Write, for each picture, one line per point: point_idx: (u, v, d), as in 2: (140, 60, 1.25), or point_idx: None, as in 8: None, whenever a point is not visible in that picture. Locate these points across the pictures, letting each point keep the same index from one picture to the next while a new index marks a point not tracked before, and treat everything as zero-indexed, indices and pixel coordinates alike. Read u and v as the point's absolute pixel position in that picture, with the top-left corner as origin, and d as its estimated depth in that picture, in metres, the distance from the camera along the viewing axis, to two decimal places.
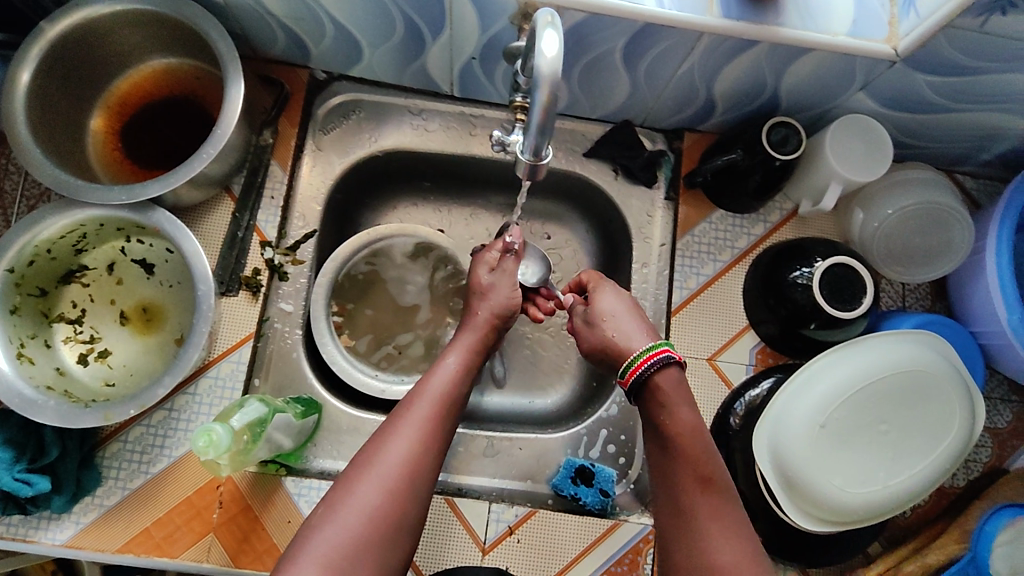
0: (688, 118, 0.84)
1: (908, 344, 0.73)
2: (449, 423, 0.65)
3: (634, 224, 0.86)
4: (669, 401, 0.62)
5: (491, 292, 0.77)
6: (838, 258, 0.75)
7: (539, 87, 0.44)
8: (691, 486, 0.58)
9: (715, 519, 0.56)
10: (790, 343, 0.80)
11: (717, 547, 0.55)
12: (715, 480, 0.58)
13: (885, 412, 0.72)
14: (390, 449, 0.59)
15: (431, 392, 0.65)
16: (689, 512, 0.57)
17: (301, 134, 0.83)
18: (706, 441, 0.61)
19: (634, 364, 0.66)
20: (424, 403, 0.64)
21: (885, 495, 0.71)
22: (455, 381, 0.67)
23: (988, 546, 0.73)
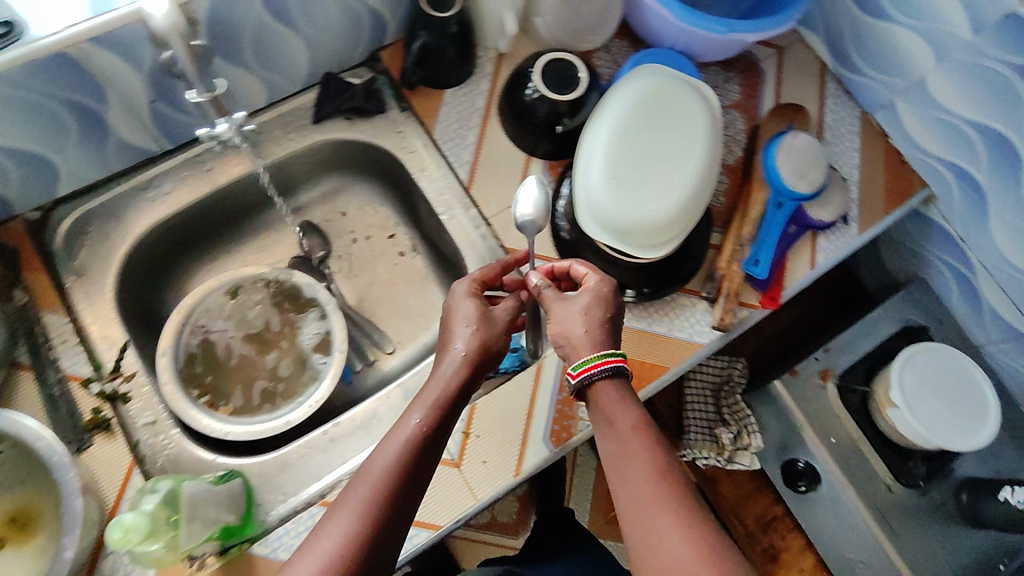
0: (371, 40, 0.91)
1: (631, 84, 0.88)
2: (411, 499, 0.59)
3: (393, 145, 0.93)
4: (616, 403, 0.65)
5: (461, 325, 0.70)
6: (546, 58, 0.86)
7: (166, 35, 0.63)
8: (647, 483, 0.59)
9: (669, 520, 0.57)
10: (562, 147, 0.91)
11: (674, 541, 0.55)
12: (663, 477, 0.60)
13: (647, 143, 0.84)
14: (322, 542, 0.54)
15: (383, 469, 0.58)
16: (638, 500, 0.59)
17: (53, 274, 0.80)
18: (649, 436, 0.63)
19: (585, 365, 0.66)
20: (358, 494, 0.57)
21: (691, 189, 0.83)
22: (406, 448, 0.60)
23: (777, 173, 0.88)
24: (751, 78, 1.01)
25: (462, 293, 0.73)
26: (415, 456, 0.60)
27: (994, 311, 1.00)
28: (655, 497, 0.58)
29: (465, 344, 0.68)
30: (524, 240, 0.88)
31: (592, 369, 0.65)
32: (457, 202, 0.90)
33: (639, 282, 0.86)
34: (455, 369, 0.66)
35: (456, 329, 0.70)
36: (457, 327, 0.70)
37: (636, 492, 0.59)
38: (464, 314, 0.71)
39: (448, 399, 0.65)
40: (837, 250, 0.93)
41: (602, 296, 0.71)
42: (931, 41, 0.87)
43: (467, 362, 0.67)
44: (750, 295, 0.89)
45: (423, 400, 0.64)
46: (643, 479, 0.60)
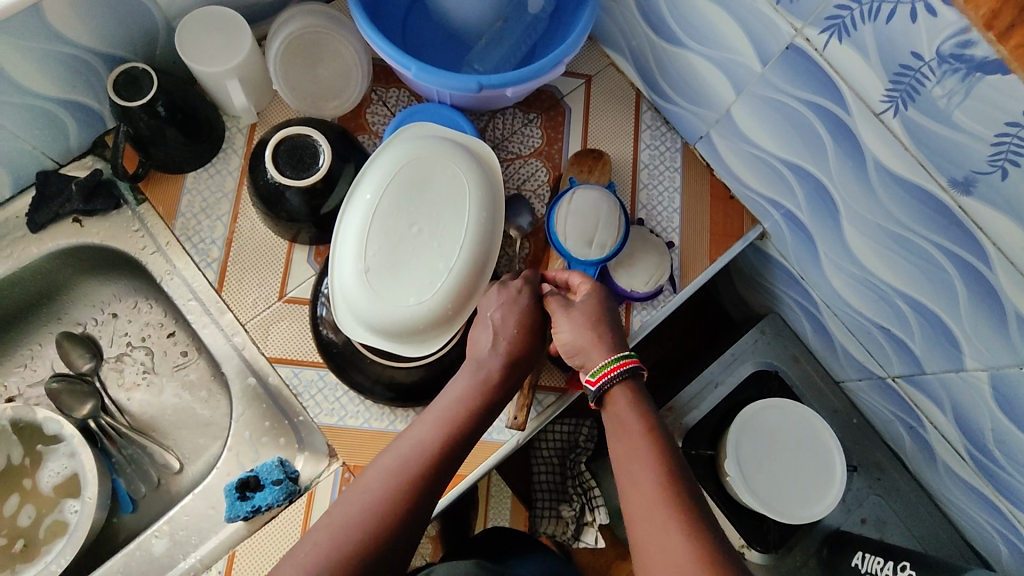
0: (85, 128, 0.79)
1: (389, 153, 0.75)
2: (452, 461, 0.59)
3: (133, 248, 0.81)
4: (622, 406, 0.61)
5: (490, 311, 0.67)
6: (278, 134, 0.74)
7: None
8: (647, 488, 0.54)
9: (669, 516, 0.52)
10: (325, 231, 0.79)
11: (663, 549, 0.51)
12: (653, 494, 0.54)
13: (409, 223, 0.72)
14: (340, 514, 0.54)
15: (419, 445, 0.59)
16: (640, 509, 0.54)
17: None
18: (651, 446, 0.57)
19: (603, 368, 0.62)
20: (434, 417, 0.61)
21: (459, 275, 0.72)
22: (477, 387, 0.63)
23: (559, 240, 0.77)
24: (555, 118, 0.89)
25: (509, 287, 0.69)
26: (453, 429, 0.60)
27: (847, 351, 0.90)
28: (645, 514, 0.53)
29: (496, 347, 0.65)
30: (286, 346, 0.77)
31: (611, 371, 0.61)
32: (207, 309, 0.79)
33: (435, 383, 0.75)
34: (491, 364, 0.64)
35: (489, 325, 0.66)
36: (491, 320, 0.66)
37: (642, 490, 0.55)
38: (497, 298, 0.68)
39: (487, 380, 0.64)
40: (655, 314, 0.82)
41: (603, 296, 0.67)
42: (726, 72, 0.75)
43: (499, 366, 0.64)
44: (555, 377, 0.80)
45: (484, 357, 0.65)
46: (649, 478, 0.55)
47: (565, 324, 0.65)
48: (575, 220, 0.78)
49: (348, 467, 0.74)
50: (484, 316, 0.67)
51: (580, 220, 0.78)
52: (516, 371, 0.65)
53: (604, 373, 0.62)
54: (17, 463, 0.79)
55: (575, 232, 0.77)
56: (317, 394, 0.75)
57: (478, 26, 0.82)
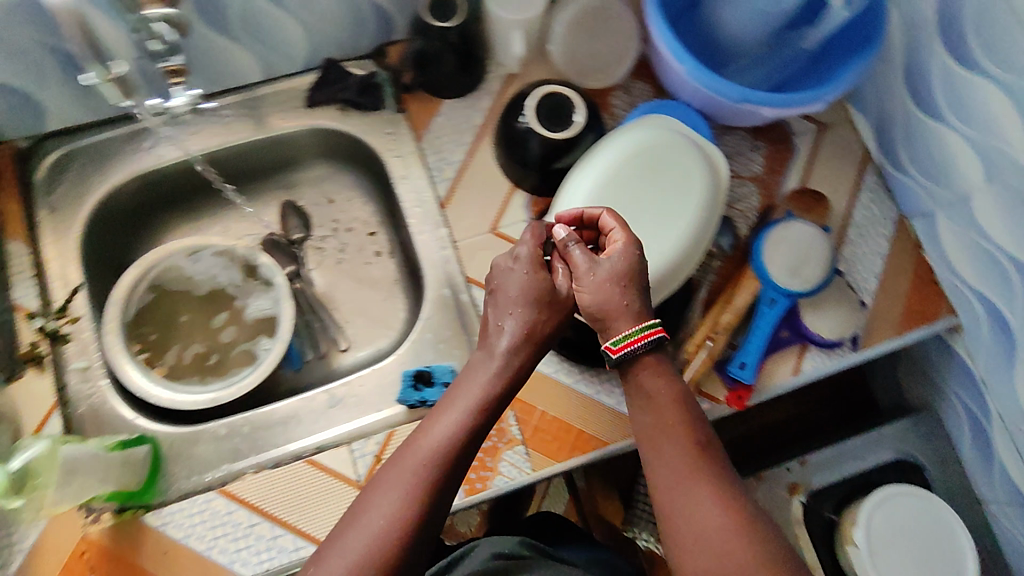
0: (378, 34, 0.90)
1: (632, 135, 0.81)
2: (469, 457, 0.60)
3: (381, 147, 0.91)
4: (655, 384, 0.62)
5: (511, 285, 0.66)
6: (545, 88, 0.83)
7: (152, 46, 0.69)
8: (674, 458, 0.58)
9: (704, 483, 0.56)
10: (550, 184, 0.86)
11: (704, 513, 0.55)
12: (682, 461, 0.57)
13: (631, 203, 0.78)
14: (369, 518, 0.55)
15: (427, 453, 0.58)
16: (668, 478, 0.57)
17: (27, 205, 0.83)
18: (677, 413, 0.60)
19: (626, 340, 0.62)
20: (458, 407, 0.61)
21: (665, 261, 0.76)
22: (500, 376, 0.63)
23: (762, 263, 0.81)
24: (782, 152, 0.91)
25: (519, 255, 0.68)
26: (477, 420, 0.61)
27: (1004, 469, 0.86)
28: (686, 521, 0.55)
29: (529, 328, 0.64)
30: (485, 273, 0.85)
31: (636, 343, 0.61)
32: (428, 219, 0.88)
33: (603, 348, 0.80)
34: (511, 354, 0.64)
35: (500, 318, 0.65)
36: (503, 316, 0.65)
37: (668, 462, 0.58)
38: (518, 280, 0.66)
39: (513, 365, 0.64)
40: (829, 364, 0.82)
41: (632, 258, 0.65)
42: (984, 158, 0.75)
43: (509, 356, 0.64)
44: (716, 387, 0.80)
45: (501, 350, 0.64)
46: (687, 478, 0.57)
47: (603, 271, 0.64)
48: (785, 247, 0.81)
49: (507, 397, 0.80)
50: (495, 313, 0.66)
51: (788, 248, 0.81)
52: (529, 355, 0.65)
53: (628, 342, 0.62)
54: (235, 285, 0.89)
55: (784, 258, 0.81)
56: None
57: (746, 46, 0.86)
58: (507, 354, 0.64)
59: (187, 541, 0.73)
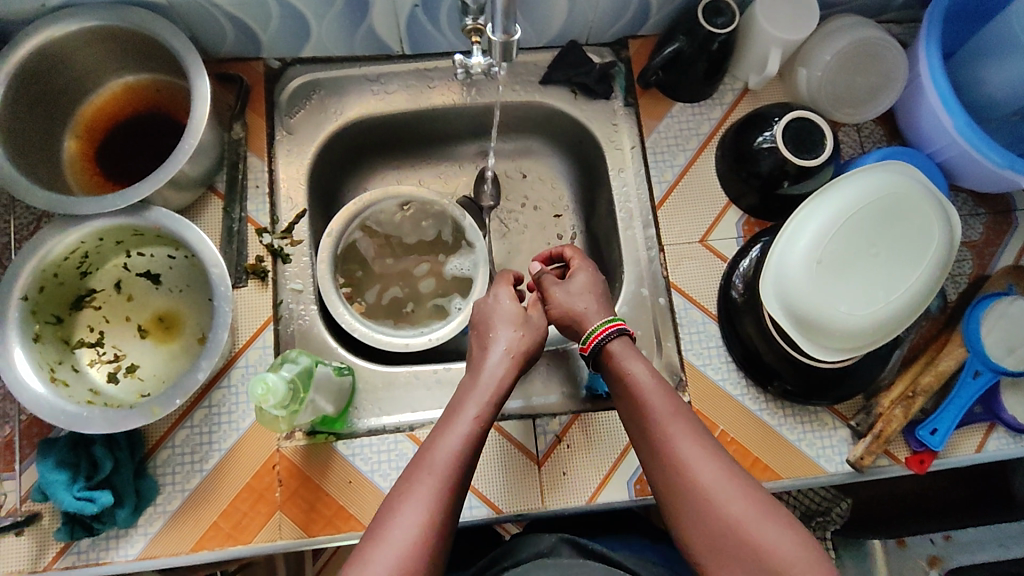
0: (628, 25, 0.89)
1: (876, 177, 0.80)
2: (465, 480, 0.64)
3: (603, 136, 0.91)
4: (624, 360, 0.69)
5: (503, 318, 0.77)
6: (793, 113, 0.81)
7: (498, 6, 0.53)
8: (672, 425, 0.63)
9: (708, 453, 0.61)
10: (770, 208, 0.86)
11: (700, 473, 0.60)
12: (684, 423, 0.64)
13: (863, 247, 0.77)
14: (396, 526, 0.59)
15: (439, 463, 0.63)
16: (668, 431, 0.63)
17: (269, 122, 0.85)
18: (661, 388, 0.66)
19: (593, 334, 0.73)
20: (435, 445, 0.65)
21: (889, 310, 0.76)
22: (484, 412, 0.68)
23: (978, 335, 0.80)
24: (1001, 225, 0.89)
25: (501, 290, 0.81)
26: (467, 451, 0.65)
27: None
28: (682, 496, 0.60)
29: (514, 346, 0.74)
30: (687, 282, 0.85)
31: (603, 334, 0.72)
32: (639, 217, 0.88)
33: (783, 377, 0.80)
34: (506, 372, 0.71)
35: (495, 344, 0.74)
36: (504, 334, 0.75)
37: (668, 423, 0.64)
38: (508, 317, 0.76)
39: (495, 395, 0.69)
40: (1016, 447, 0.82)
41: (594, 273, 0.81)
42: None
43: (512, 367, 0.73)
44: (898, 446, 0.81)
45: (481, 393, 0.69)
46: (701, 456, 0.61)
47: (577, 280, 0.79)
48: (1006, 322, 0.81)
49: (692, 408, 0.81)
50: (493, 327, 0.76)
51: (1008, 323, 0.81)
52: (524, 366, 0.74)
53: (594, 337, 0.73)
54: (442, 239, 0.92)
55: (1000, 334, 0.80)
56: (696, 334, 0.83)
57: (999, 112, 0.84)
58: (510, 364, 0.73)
59: (371, 477, 0.76)
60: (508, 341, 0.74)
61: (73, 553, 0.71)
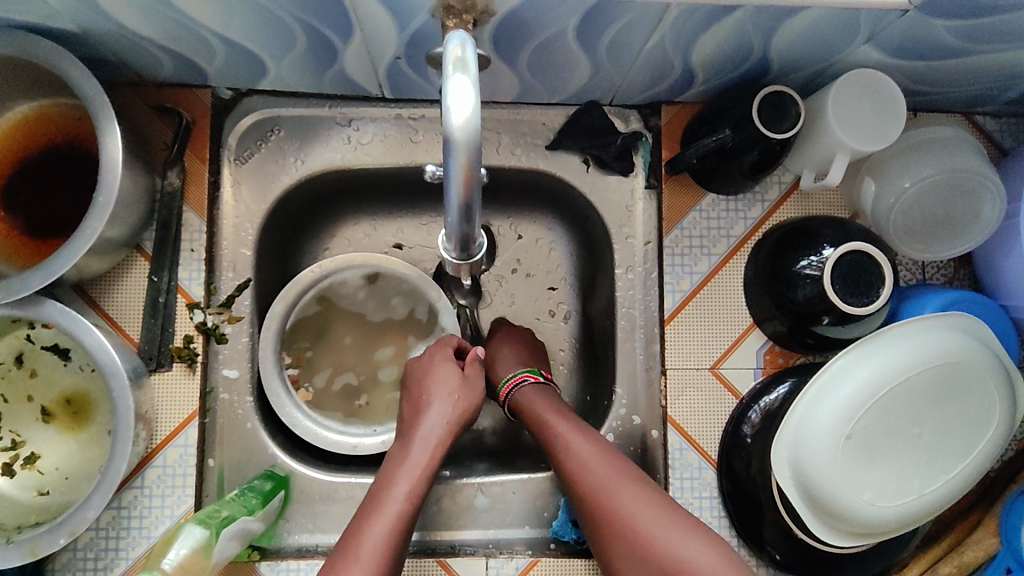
0: (663, 92, 0.72)
1: (944, 336, 0.65)
2: (395, 568, 0.56)
3: (614, 222, 0.75)
4: (535, 408, 0.66)
5: (437, 384, 0.66)
6: (851, 244, 0.65)
7: (453, 161, 0.34)
8: (602, 477, 0.59)
9: (637, 496, 0.57)
10: (801, 341, 0.71)
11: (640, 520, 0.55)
12: (620, 476, 0.59)
13: (905, 423, 0.64)
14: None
15: (369, 555, 0.54)
16: (596, 483, 0.59)
17: (214, 168, 0.72)
18: (592, 443, 0.61)
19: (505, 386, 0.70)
20: (362, 526, 0.56)
21: (919, 504, 0.64)
22: (416, 487, 0.59)
23: (1020, 534, 0.68)
24: None
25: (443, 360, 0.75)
26: (397, 534, 0.56)
27: None
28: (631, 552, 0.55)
29: (456, 417, 0.64)
30: (686, 415, 0.73)
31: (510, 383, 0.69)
32: (643, 329, 0.74)
33: (775, 545, 0.69)
34: (442, 441, 0.63)
35: (430, 414, 0.64)
36: (443, 402, 0.65)
37: (594, 468, 0.59)
38: (445, 384, 0.66)
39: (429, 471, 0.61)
40: None
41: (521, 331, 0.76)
42: None
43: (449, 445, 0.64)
44: None
45: (412, 466, 0.61)
46: (626, 492, 0.57)
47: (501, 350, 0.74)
48: None
49: None
50: (433, 399, 0.65)
51: None
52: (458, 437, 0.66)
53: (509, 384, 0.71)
54: (415, 318, 0.79)
55: None
56: (688, 480, 0.72)
57: None
58: (449, 440, 0.64)
59: None
60: (449, 416, 0.64)
61: None
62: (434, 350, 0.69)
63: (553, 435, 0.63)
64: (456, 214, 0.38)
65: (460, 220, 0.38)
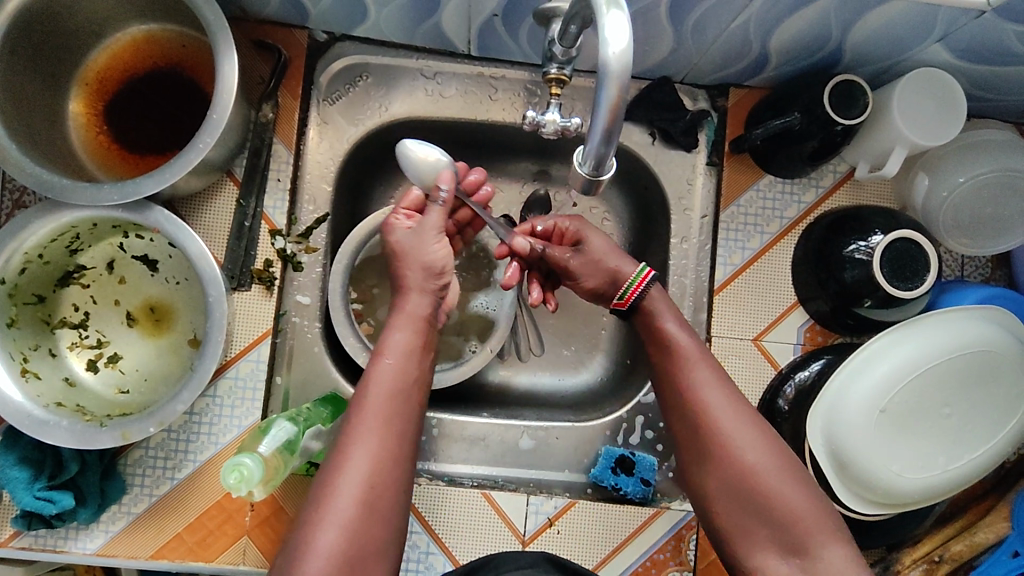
0: (735, 75, 0.76)
1: (978, 326, 0.69)
2: (408, 432, 0.61)
3: (674, 194, 0.79)
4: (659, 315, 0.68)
5: (417, 252, 0.68)
6: (901, 232, 0.69)
7: (606, 85, 0.41)
8: (713, 391, 0.63)
9: (733, 417, 0.62)
10: (841, 321, 0.75)
11: (734, 436, 0.61)
12: (729, 392, 0.63)
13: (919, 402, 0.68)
14: (348, 467, 0.57)
15: (377, 392, 0.61)
16: (707, 395, 0.63)
17: (304, 105, 0.76)
18: (703, 357, 0.65)
19: (633, 286, 0.70)
20: (373, 400, 0.60)
21: (944, 479, 0.68)
22: (408, 359, 0.63)
23: None
24: None
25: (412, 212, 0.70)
26: (394, 399, 0.61)
27: None
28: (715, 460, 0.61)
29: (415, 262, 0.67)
30: None
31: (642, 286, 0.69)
32: (692, 297, 0.78)
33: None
34: (423, 297, 0.66)
35: (405, 268, 0.68)
36: (408, 249, 0.68)
37: (704, 383, 0.64)
38: (427, 245, 0.68)
39: (421, 337, 0.65)
40: None
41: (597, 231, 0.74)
42: None
43: (428, 293, 0.67)
44: None
45: (400, 327, 0.65)
46: (750, 444, 0.61)
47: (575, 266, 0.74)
48: None
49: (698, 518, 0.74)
50: (400, 249, 0.68)
51: None
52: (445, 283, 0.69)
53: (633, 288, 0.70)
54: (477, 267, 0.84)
55: None
56: None
57: None
58: (430, 283, 0.67)
59: None
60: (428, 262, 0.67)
61: (32, 535, 0.69)
62: (389, 219, 0.70)
63: (687, 389, 0.64)
64: (595, 139, 0.45)
65: (598, 146, 0.45)
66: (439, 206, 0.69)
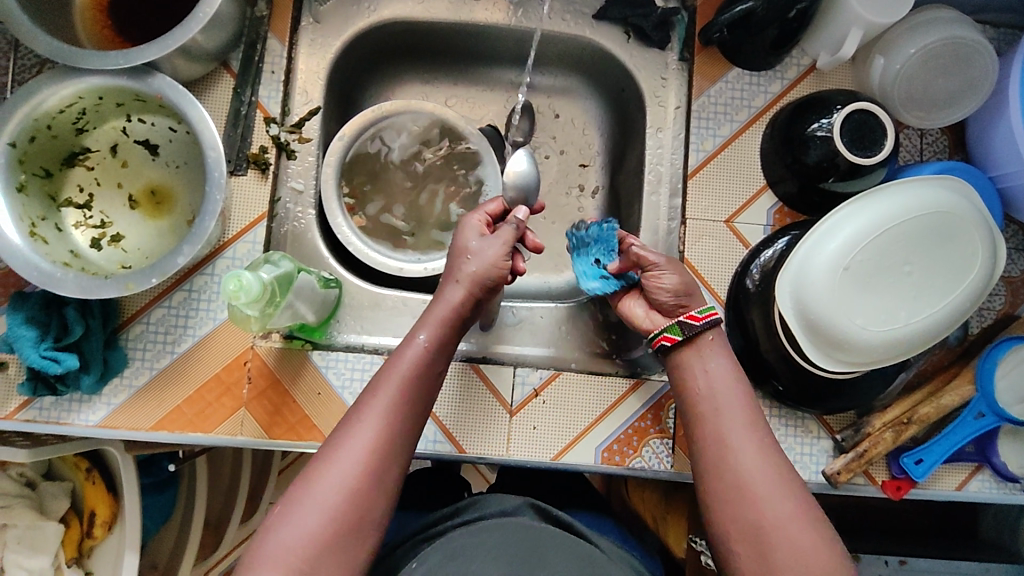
0: None
1: (936, 189, 0.74)
2: (413, 425, 0.61)
3: (648, 89, 0.84)
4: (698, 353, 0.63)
5: (475, 261, 0.67)
6: (857, 105, 0.74)
7: None
8: (732, 430, 0.59)
9: (742, 441, 0.58)
10: (808, 200, 0.80)
11: (738, 453, 0.58)
12: (739, 415, 0.60)
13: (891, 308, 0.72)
14: (342, 455, 0.57)
15: (389, 387, 0.61)
16: (720, 416, 0.60)
17: (297, 5, 0.80)
18: (727, 396, 0.61)
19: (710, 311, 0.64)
20: (387, 386, 0.61)
21: (903, 333, 0.72)
22: (430, 354, 0.63)
23: (992, 380, 0.76)
24: None
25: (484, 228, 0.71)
26: (408, 393, 0.61)
27: None
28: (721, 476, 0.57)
29: (476, 270, 0.66)
30: (701, 260, 0.81)
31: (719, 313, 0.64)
32: (668, 183, 0.84)
33: (777, 377, 0.77)
34: (463, 295, 0.65)
35: (463, 263, 0.67)
36: (475, 252, 0.67)
37: (720, 419, 0.60)
38: (483, 253, 0.67)
39: (451, 329, 0.65)
40: (998, 492, 0.80)
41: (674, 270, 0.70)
42: None
43: (474, 294, 0.66)
44: (878, 468, 0.79)
45: (435, 320, 0.65)
46: (750, 454, 0.57)
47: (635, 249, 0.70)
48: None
49: None
50: (467, 249, 0.68)
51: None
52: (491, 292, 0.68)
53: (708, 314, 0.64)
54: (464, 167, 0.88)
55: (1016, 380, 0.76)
56: None
57: None
58: (489, 283, 0.66)
59: (340, 392, 0.75)
60: (490, 265, 0.66)
61: (36, 408, 0.71)
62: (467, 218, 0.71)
63: (696, 397, 0.61)
64: None
65: None
66: (512, 226, 0.69)
